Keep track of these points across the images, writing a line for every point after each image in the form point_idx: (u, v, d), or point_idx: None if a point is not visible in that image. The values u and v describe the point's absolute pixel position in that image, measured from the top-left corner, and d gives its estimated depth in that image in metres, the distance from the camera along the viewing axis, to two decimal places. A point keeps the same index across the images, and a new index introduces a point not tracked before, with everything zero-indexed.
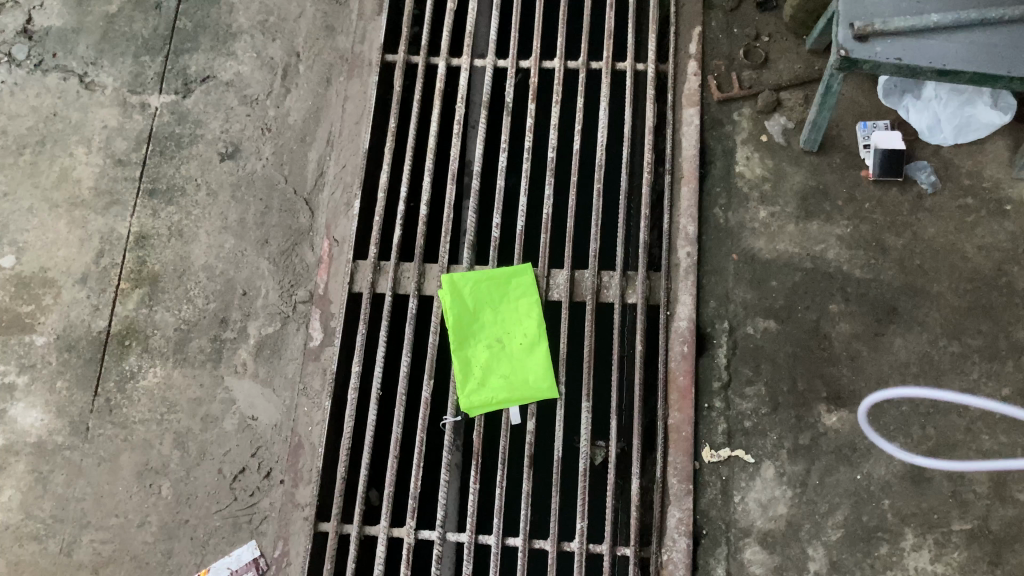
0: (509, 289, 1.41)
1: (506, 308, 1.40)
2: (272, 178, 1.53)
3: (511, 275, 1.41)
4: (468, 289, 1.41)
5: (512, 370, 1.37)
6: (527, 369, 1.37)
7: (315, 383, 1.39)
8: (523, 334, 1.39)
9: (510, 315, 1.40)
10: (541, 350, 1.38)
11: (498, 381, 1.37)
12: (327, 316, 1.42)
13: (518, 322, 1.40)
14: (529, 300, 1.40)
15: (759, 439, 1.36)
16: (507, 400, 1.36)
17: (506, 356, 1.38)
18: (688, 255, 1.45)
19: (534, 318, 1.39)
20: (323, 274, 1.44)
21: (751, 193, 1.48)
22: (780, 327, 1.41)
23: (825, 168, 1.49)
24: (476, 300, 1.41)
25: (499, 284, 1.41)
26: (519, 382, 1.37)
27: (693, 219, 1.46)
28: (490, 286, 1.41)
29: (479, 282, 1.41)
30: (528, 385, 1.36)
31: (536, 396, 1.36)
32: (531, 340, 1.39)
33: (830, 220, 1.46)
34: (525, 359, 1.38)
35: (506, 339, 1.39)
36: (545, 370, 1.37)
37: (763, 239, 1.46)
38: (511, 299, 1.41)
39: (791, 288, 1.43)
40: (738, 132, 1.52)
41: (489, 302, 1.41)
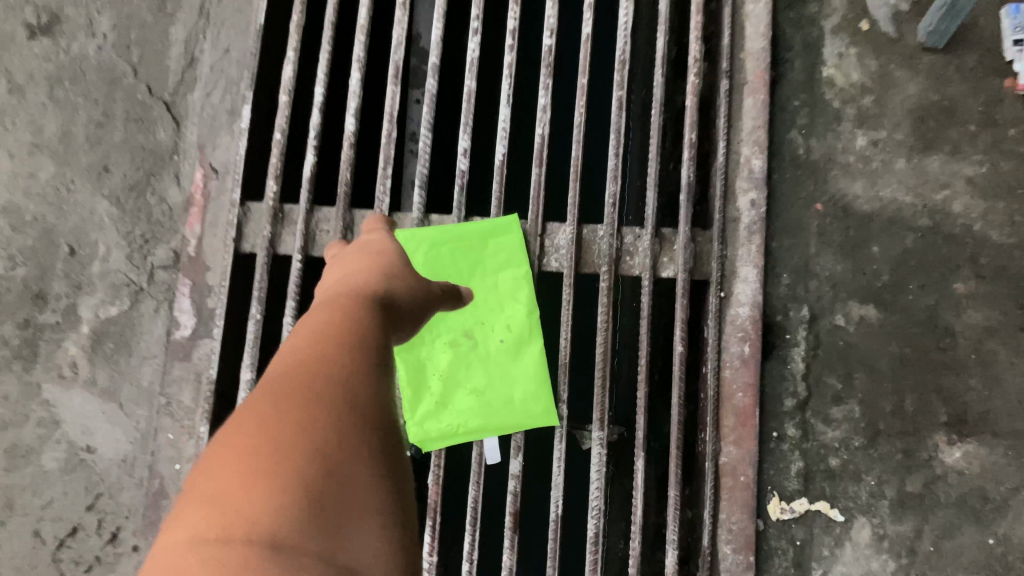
0: (484, 255, 0.93)
1: (478, 287, 0.92)
2: (114, 69, 0.99)
3: (486, 235, 0.93)
4: (420, 255, 0.92)
5: (487, 384, 0.91)
6: (511, 383, 0.91)
7: (184, 397, 0.93)
8: (505, 326, 0.92)
9: (485, 296, 0.93)
10: (531, 351, 0.92)
11: (467, 401, 0.91)
12: (202, 290, 0.94)
13: (498, 307, 0.92)
14: (515, 274, 0.93)
15: (850, 484, 0.93)
16: (479, 430, 0.90)
17: (477, 362, 0.92)
18: (753, 205, 0.96)
19: (522, 303, 0.92)
20: (195, 223, 0.95)
21: (845, 109, 1.00)
22: (882, 316, 0.96)
23: (953, 73, 1.00)
24: (432, 272, 0.92)
25: (469, 248, 0.93)
26: (499, 404, 0.91)
27: (761, 148, 0.97)
28: (455, 253, 0.92)
29: (436, 243, 0.92)
30: (512, 409, 0.91)
31: (523, 424, 0.90)
32: (516, 337, 0.92)
33: (956, 153, 0.99)
34: (507, 365, 0.92)
35: (478, 334, 0.92)
36: (536, 384, 0.91)
37: (862, 181, 0.98)
38: (485, 271, 0.93)
39: (898, 259, 0.97)
40: (827, 14, 1.01)
41: (453, 278, 0.92)
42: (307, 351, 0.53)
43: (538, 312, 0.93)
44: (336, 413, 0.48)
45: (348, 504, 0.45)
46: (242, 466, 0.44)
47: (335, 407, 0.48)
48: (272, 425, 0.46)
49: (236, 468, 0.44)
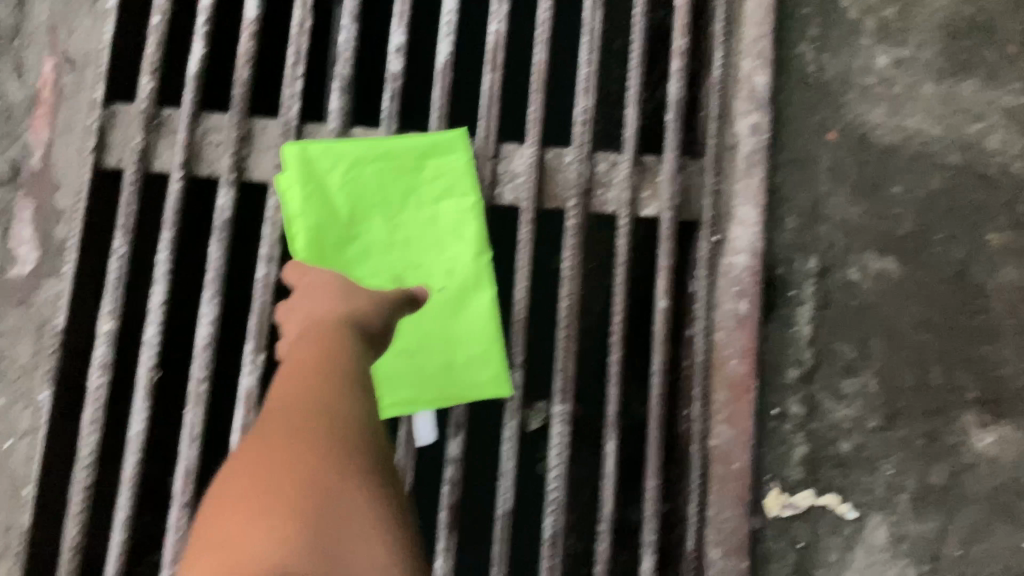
0: (421, 180, 0.73)
1: (412, 221, 0.73)
2: None
3: (425, 154, 0.73)
4: (337, 176, 0.71)
5: (421, 344, 0.72)
6: (453, 342, 0.72)
7: (22, 354, 0.71)
8: (446, 270, 0.72)
9: (421, 232, 0.73)
10: (478, 303, 0.72)
11: (395, 364, 0.71)
12: (49, 214, 0.72)
13: (437, 247, 0.73)
14: (459, 206, 0.73)
15: (863, 475, 0.76)
16: (410, 401, 0.71)
17: (408, 315, 0.72)
18: (756, 130, 0.78)
19: (468, 242, 0.73)
20: (42, 127, 0.73)
21: (864, 20, 0.82)
22: (904, 271, 0.79)
23: None
24: (353, 198, 0.72)
25: (401, 169, 0.72)
26: (438, 370, 0.71)
27: (766, 61, 0.79)
28: (384, 176, 0.72)
29: (359, 161, 0.72)
30: (454, 376, 0.71)
31: (466, 396, 0.71)
32: (460, 285, 0.72)
33: (993, 79, 0.82)
34: (448, 321, 0.72)
35: (411, 279, 0.72)
36: (484, 345, 0.72)
37: (883, 107, 0.81)
38: (422, 202, 0.73)
39: (924, 202, 0.80)
40: None
41: (381, 209, 0.72)
42: (296, 379, 0.49)
43: (489, 254, 0.73)
44: (335, 437, 0.45)
45: (353, 530, 0.41)
46: (245, 501, 0.41)
47: (335, 432, 0.45)
48: (272, 455, 0.43)
49: (239, 502, 0.41)
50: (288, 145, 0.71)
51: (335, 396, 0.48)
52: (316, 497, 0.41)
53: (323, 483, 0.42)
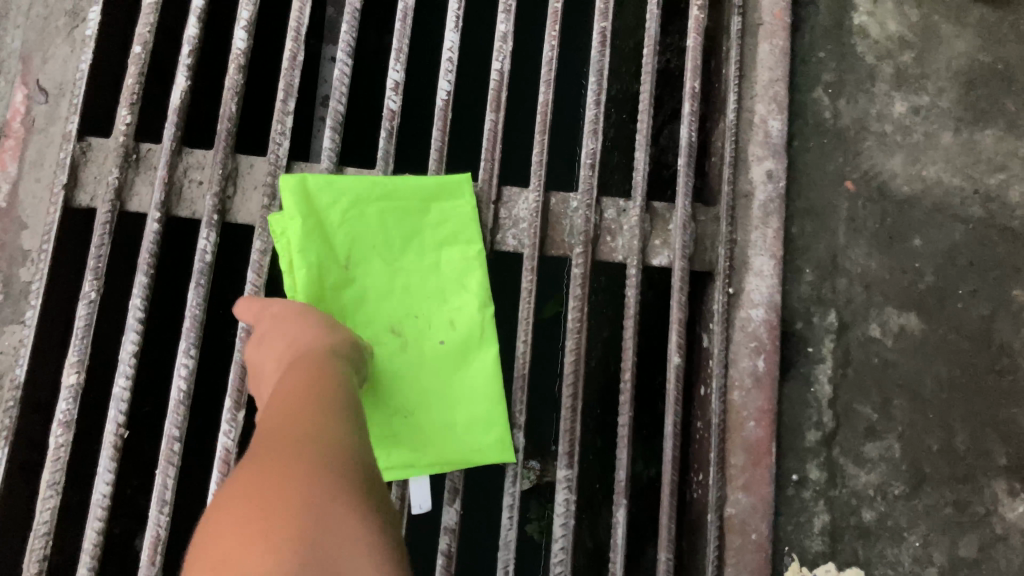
0: (424, 225, 0.68)
1: (413, 268, 0.68)
2: None
3: (429, 197, 0.68)
4: (337, 216, 0.66)
5: (419, 401, 0.66)
6: (452, 399, 0.66)
7: None
8: (448, 321, 0.67)
9: (422, 280, 0.68)
10: (481, 358, 0.67)
11: (390, 422, 0.65)
12: (12, 256, 0.66)
13: (439, 296, 0.68)
14: (464, 254, 0.68)
15: (888, 547, 0.71)
16: (405, 463, 0.65)
17: (407, 369, 0.66)
18: (770, 179, 0.74)
19: (472, 292, 0.68)
20: (8, 161, 0.68)
21: (881, 66, 0.79)
22: (927, 329, 0.75)
23: (1008, 32, 0.81)
24: (351, 240, 0.66)
25: (404, 212, 0.68)
26: (431, 430, 0.66)
27: (780, 106, 0.76)
28: (387, 218, 0.67)
29: (361, 202, 0.67)
30: (449, 438, 0.66)
31: (466, 458, 0.65)
32: (462, 337, 0.67)
33: (1013, 128, 0.79)
34: (448, 376, 0.67)
35: (410, 329, 0.67)
36: (486, 403, 0.66)
37: (900, 156, 0.78)
38: (425, 247, 0.68)
39: (946, 256, 0.76)
40: None
41: (380, 253, 0.67)
42: (286, 408, 0.44)
43: (492, 307, 0.68)
44: (330, 458, 0.40)
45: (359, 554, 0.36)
46: (238, 524, 0.35)
47: (327, 453, 0.40)
48: (263, 477, 0.38)
49: (232, 520, 0.36)
50: (285, 179, 0.66)
51: (328, 422, 0.43)
52: (311, 511, 0.36)
53: (315, 498, 0.37)
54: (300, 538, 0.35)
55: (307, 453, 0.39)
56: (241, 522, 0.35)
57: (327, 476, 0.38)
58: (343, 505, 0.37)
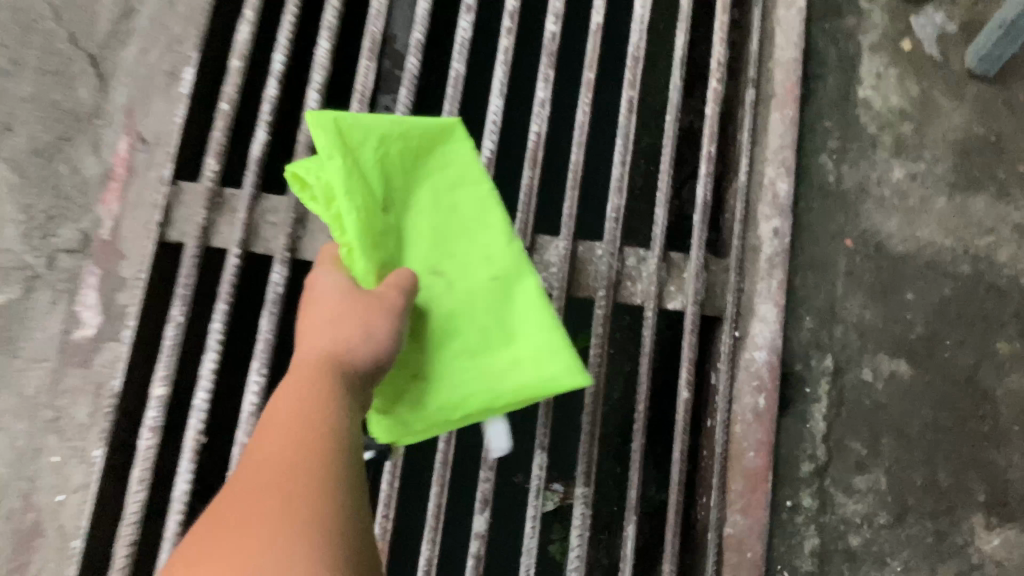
0: (435, 156, 0.64)
1: (435, 209, 0.63)
2: (33, 14, 0.83)
3: (433, 130, 0.63)
4: (371, 155, 0.60)
5: (489, 342, 0.61)
6: (505, 335, 0.61)
7: (78, 412, 0.75)
8: (483, 257, 0.63)
9: (447, 217, 0.63)
10: (523, 290, 0.62)
11: (424, 378, 0.61)
12: (113, 282, 0.77)
13: (469, 233, 0.63)
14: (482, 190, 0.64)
15: (871, 570, 0.79)
16: (457, 406, 0.61)
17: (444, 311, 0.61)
18: (775, 235, 0.83)
19: (496, 227, 0.63)
20: (112, 201, 0.78)
21: (882, 136, 0.87)
22: (915, 375, 0.83)
23: (1002, 106, 0.88)
24: (387, 182, 0.60)
25: (423, 149, 0.63)
26: (495, 375, 0.61)
27: (788, 170, 0.84)
28: (412, 150, 0.62)
29: (390, 137, 0.61)
30: (516, 375, 0.60)
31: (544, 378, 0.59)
32: (501, 274, 0.62)
33: (1002, 195, 0.87)
34: (497, 320, 0.62)
35: (451, 269, 0.62)
36: (547, 342, 0.60)
37: (897, 218, 0.86)
38: (443, 172, 0.64)
39: (935, 309, 0.84)
40: (864, 29, 0.90)
41: (423, 191, 0.63)
42: (287, 401, 0.48)
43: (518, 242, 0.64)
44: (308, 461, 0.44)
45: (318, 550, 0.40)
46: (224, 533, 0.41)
47: (308, 456, 0.45)
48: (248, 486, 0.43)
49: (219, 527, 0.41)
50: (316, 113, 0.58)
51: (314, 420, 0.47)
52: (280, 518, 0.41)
53: (286, 505, 0.41)
54: (267, 544, 0.40)
55: (287, 459, 0.44)
56: (250, 491, 0.42)
57: (302, 478, 0.43)
58: (310, 506, 0.42)
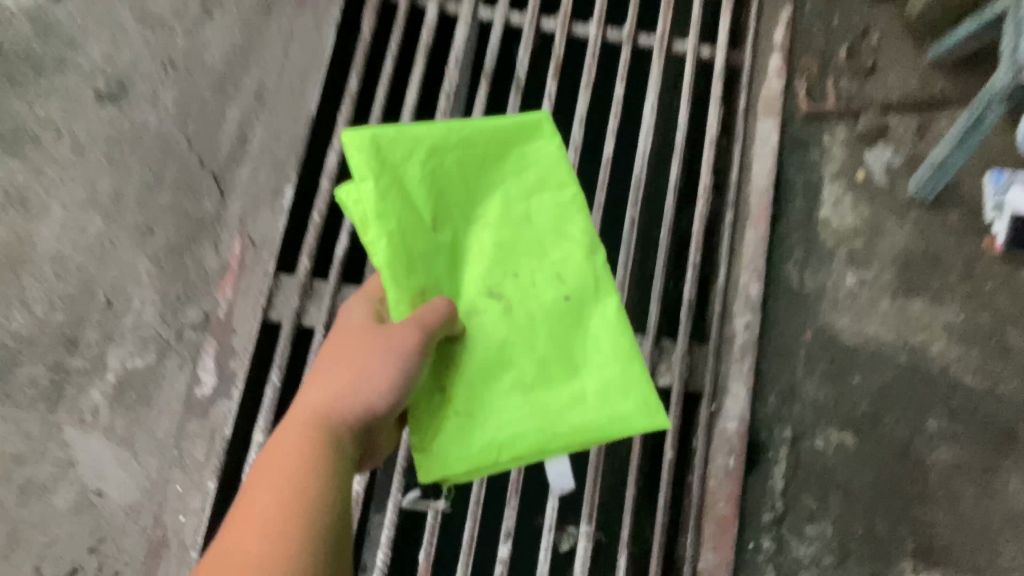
0: (502, 168, 0.74)
1: (499, 219, 0.73)
2: (169, 139, 1.06)
3: (502, 143, 0.74)
4: (420, 171, 0.70)
5: (554, 363, 0.70)
6: (574, 352, 0.71)
7: (196, 453, 0.95)
8: (556, 276, 0.73)
9: (514, 237, 0.73)
10: (601, 311, 0.72)
11: (464, 418, 0.69)
12: (227, 353, 0.98)
13: (539, 251, 0.73)
14: (558, 195, 0.75)
15: None
16: (500, 449, 0.68)
17: (492, 345, 0.70)
18: (747, 328, 1.04)
19: (572, 240, 0.74)
20: (228, 289, 1.00)
21: (838, 249, 1.08)
22: (859, 445, 1.02)
23: (938, 227, 1.09)
24: (439, 200, 0.70)
25: (484, 158, 0.73)
26: (556, 398, 0.69)
27: (759, 276, 1.05)
28: (470, 164, 0.73)
29: (442, 154, 0.71)
30: (581, 394, 0.70)
31: (606, 421, 0.68)
32: (572, 295, 0.72)
33: (936, 299, 1.07)
34: (565, 342, 0.71)
35: (511, 289, 0.72)
36: (618, 354, 0.71)
37: (848, 316, 1.06)
38: (504, 187, 0.74)
39: (878, 391, 1.04)
40: (827, 162, 1.11)
41: (482, 211, 0.73)
42: (282, 450, 0.61)
43: (598, 254, 0.74)
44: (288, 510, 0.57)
45: None
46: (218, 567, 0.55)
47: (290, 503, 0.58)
48: (239, 532, 0.57)
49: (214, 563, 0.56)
50: (350, 130, 0.68)
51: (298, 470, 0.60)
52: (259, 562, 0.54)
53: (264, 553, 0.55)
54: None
55: (270, 505, 0.57)
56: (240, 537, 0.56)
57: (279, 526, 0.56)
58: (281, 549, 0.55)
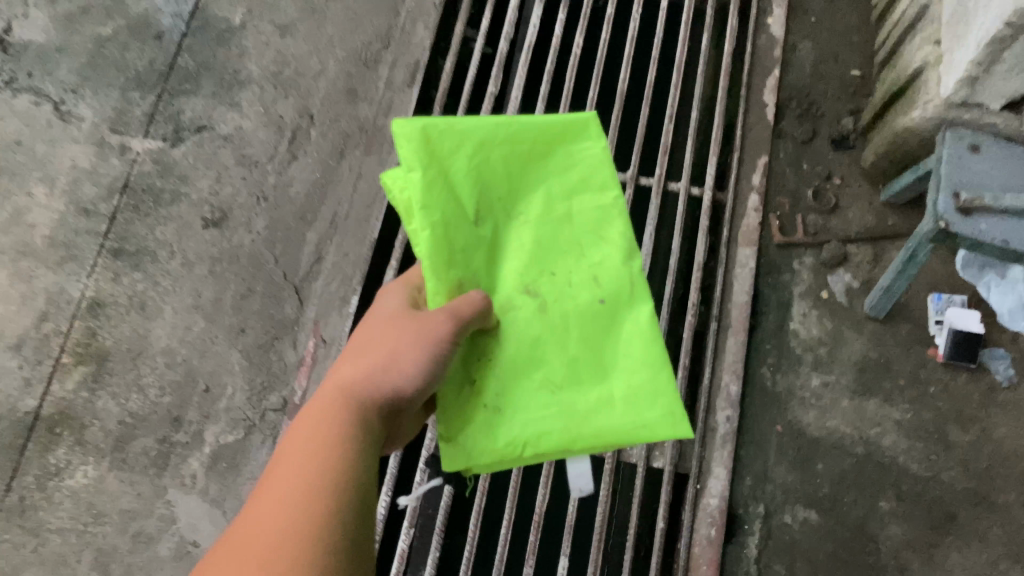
0: (546, 165, 0.80)
1: (538, 216, 0.78)
2: (260, 257, 1.31)
3: (550, 142, 0.80)
4: (462, 162, 0.75)
5: (584, 368, 0.74)
6: (601, 352, 0.75)
7: None
8: (594, 279, 0.77)
9: (555, 234, 0.78)
10: (632, 317, 0.76)
11: (492, 410, 0.72)
12: None
13: (577, 251, 0.78)
14: (600, 197, 0.80)
15: None
16: (525, 442, 0.71)
17: (527, 342, 0.74)
18: (727, 420, 1.25)
19: (607, 246, 0.79)
20: (303, 376, 1.24)
21: (805, 355, 1.30)
22: (822, 520, 1.22)
23: (889, 339, 1.30)
24: (480, 193, 0.76)
25: (528, 156, 0.79)
26: (583, 401, 0.72)
27: (737, 376, 1.27)
28: (517, 160, 0.78)
29: (486, 147, 0.77)
30: (609, 400, 0.72)
31: (632, 430, 0.71)
32: (605, 299, 0.76)
33: (888, 399, 1.27)
34: (597, 350, 0.75)
35: (546, 288, 0.76)
36: (639, 359, 0.74)
37: (813, 412, 1.27)
38: (546, 183, 0.79)
39: (838, 476, 1.24)
40: (795, 283, 1.34)
41: (524, 210, 0.78)
42: (298, 449, 0.61)
43: (634, 262, 0.78)
44: (296, 514, 0.56)
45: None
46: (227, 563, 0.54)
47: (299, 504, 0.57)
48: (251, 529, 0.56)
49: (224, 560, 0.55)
50: (400, 120, 0.74)
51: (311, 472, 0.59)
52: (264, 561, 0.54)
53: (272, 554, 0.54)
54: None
55: (281, 505, 0.57)
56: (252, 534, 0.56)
57: (287, 526, 0.55)
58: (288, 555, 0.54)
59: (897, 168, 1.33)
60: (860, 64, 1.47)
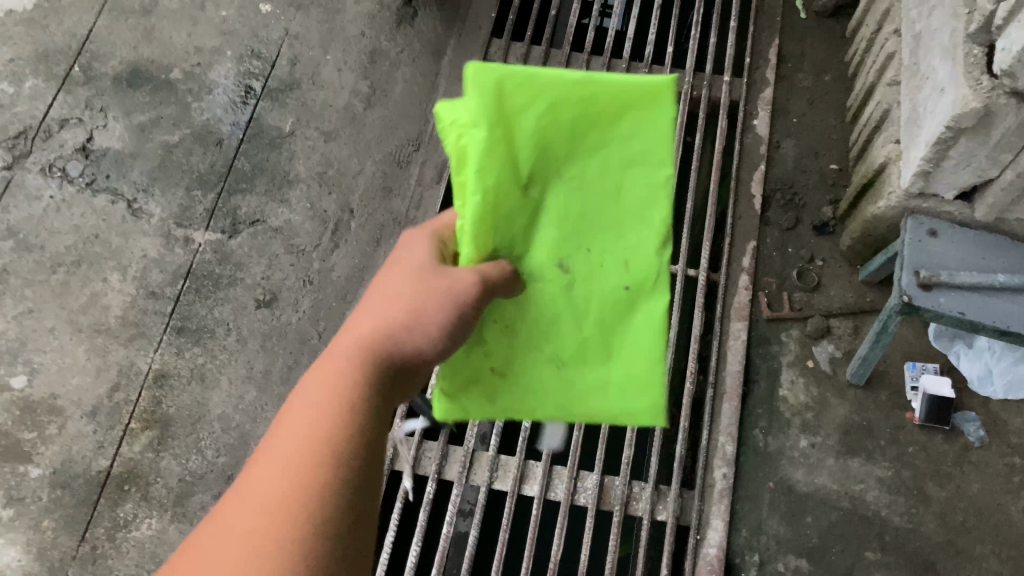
0: (612, 128, 0.75)
1: (589, 186, 0.76)
2: (306, 333, 1.48)
3: (624, 106, 0.74)
4: (525, 123, 0.71)
5: (590, 345, 0.82)
6: (611, 335, 0.82)
7: None
8: (624, 262, 0.79)
9: (603, 213, 0.77)
10: (650, 305, 0.81)
11: (500, 376, 0.82)
12: None
13: (615, 233, 0.78)
14: (652, 174, 0.77)
15: None
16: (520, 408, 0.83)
17: (543, 316, 0.80)
18: (723, 477, 1.40)
19: (649, 229, 0.79)
20: None
21: (794, 419, 1.44)
22: (812, 569, 1.34)
23: (870, 403, 1.44)
24: (538, 160, 0.73)
25: (593, 120, 0.74)
26: (581, 374, 0.82)
27: (732, 437, 1.42)
28: (578, 121, 0.73)
29: (553, 107, 0.71)
30: (606, 381, 0.83)
31: (617, 414, 0.83)
32: (630, 284, 0.80)
33: (870, 459, 1.40)
34: (606, 329, 0.82)
35: (576, 266, 0.79)
36: (646, 353, 0.82)
37: (802, 470, 1.40)
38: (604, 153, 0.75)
39: (826, 528, 1.36)
40: (783, 353, 1.49)
41: (576, 181, 0.76)
42: (321, 389, 0.65)
43: (666, 251, 0.79)
44: (316, 448, 0.62)
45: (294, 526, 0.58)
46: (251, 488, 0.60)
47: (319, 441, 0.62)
48: (273, 459, 0.62)
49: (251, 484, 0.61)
50: (480, 66, 0.68)
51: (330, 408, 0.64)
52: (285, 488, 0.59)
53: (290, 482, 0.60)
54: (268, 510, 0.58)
55: (302, 438, 0.62)
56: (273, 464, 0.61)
57: (307, 459, 0.61)
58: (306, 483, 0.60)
59: (873, 250, 1.49)
60: (838, 159, 1.65)
